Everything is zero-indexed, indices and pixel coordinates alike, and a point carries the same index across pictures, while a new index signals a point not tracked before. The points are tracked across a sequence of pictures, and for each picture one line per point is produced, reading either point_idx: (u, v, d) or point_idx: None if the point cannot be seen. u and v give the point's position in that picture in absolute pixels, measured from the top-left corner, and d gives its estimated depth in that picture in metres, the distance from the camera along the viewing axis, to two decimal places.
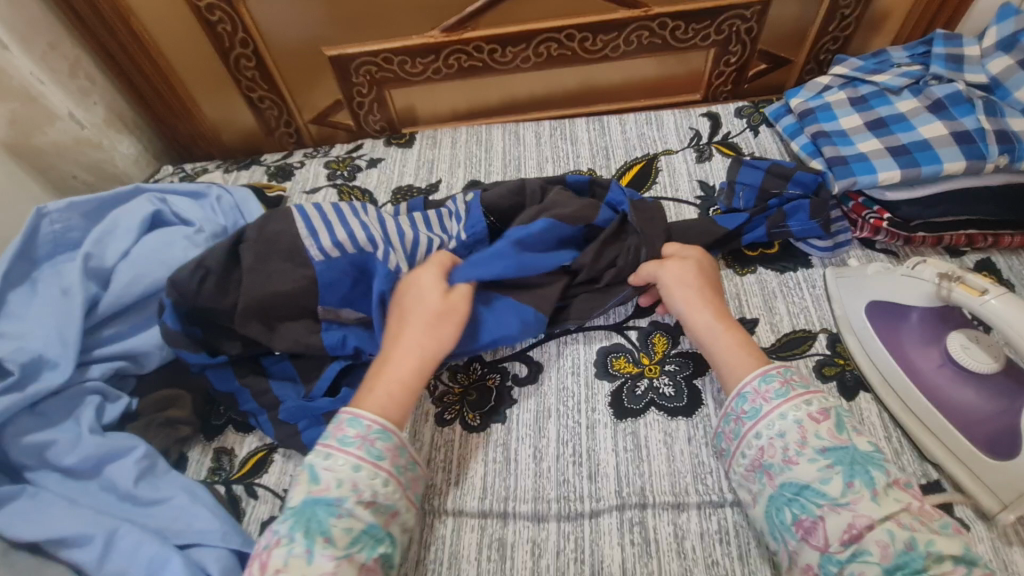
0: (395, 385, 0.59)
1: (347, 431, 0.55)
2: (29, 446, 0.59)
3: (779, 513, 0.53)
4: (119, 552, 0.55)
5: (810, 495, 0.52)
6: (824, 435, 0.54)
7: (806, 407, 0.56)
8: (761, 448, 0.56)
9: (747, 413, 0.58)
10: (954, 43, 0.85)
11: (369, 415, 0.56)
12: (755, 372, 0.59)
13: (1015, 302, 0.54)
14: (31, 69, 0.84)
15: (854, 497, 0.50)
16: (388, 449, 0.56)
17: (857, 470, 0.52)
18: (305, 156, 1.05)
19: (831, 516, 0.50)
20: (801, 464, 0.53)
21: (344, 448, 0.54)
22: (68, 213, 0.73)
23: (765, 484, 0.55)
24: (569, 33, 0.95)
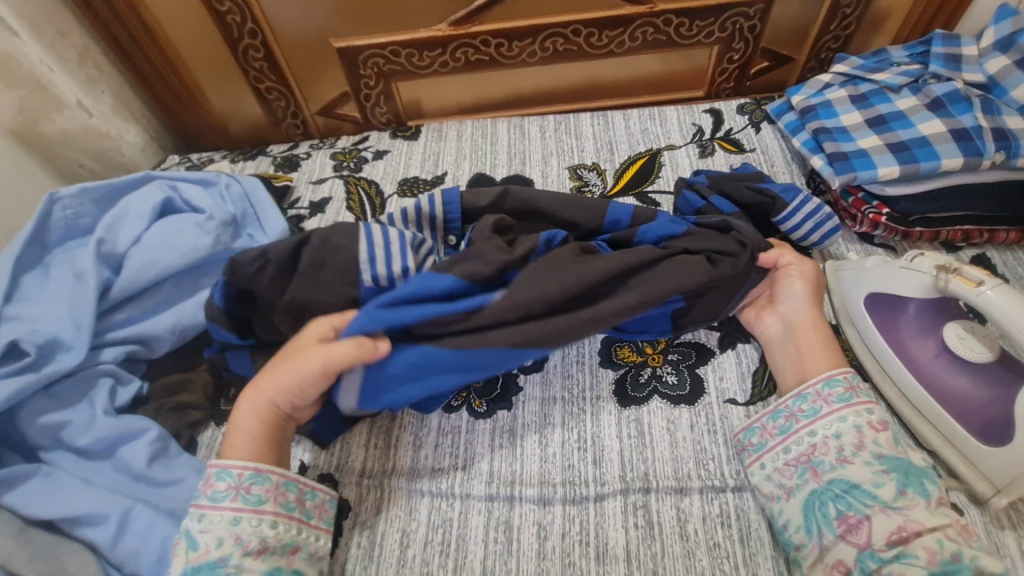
0: (249, 428, 0.58)
1: (218, 486, 0.55)
2: (45, 426, 0.60)
3: (821, 506, 0.57)
4: (133, 531, 0.56)
5: (860, 494, 0.56)
6: (881, 442, 0.59)
7: (866, 415, 0.60)
8: (813, 445, 0.60)
9: (805, 412, 0.62)
10: (952, 43, 0.87)
11: (237, 464, 0.56)
12: (819, 376, 0.63)
13: (1010, 293, 0.55)
14: (40, 56, 0.85)
15: (905, 503, 0.54)
16: (267, 491, 0.56)
17: (911, 480, 0.56)
18: (311, 148, 1.05)
19: (878, 517, 0.54)
20: (855, 464, 0.57)
21: (217, 504, 0.55)
22: (80, 199, 0.73)
23: (809, 478, 0.59)
24: (575, 28, 0.96)
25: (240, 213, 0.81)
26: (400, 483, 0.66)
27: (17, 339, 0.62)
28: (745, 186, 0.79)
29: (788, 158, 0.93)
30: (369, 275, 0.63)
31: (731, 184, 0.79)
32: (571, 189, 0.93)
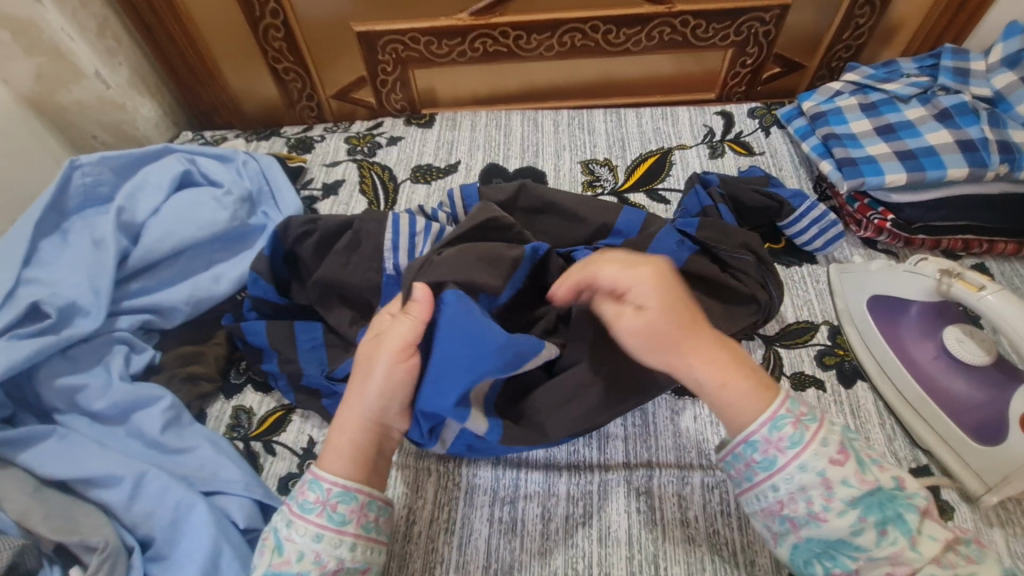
0: (340, 437, 0.54)
1: (307, 496, 0.52)
2: (61, 388, 0.61)
3: (806, 563, 0.51)
4: (147, 494, 0.57)
5: (844, 548, 0.49)
6: (853, 482, 0.49)
7: (825, 451, 0.49)
8: (780, 502, 0.50)
9: (760, 464, 0.51)
10: (960, 58, 0.90)
11: (329, 478, 0.52)
12: (762, 417, 0.51)
13: (1010, 298, 0.58)
14: (61, 24, 0.85)
15: (891, 548, 0.47)
16: (352, 512, 0.52)
17: (888, 515, 0.48)
18: (325, 131, 1.06)
19: (867, 568, 0.48)
20: (830, 520, 0.49)
21: (304, 514, 0.51)
22: (100, 167, 0.74)
23: (788, 532, 0.51)
24: (594, 25, 0.97)
25: (256, 190, 0.82)
26: (408, 462, 0.67)
27: (37, 301, 0.63)
28: (753, 190, 0.79)
29: (796, 163, 0.95)
30: (392, 261, 0.66)
31: (740, 188, 0.79)
32: (583, 183, 0.94)
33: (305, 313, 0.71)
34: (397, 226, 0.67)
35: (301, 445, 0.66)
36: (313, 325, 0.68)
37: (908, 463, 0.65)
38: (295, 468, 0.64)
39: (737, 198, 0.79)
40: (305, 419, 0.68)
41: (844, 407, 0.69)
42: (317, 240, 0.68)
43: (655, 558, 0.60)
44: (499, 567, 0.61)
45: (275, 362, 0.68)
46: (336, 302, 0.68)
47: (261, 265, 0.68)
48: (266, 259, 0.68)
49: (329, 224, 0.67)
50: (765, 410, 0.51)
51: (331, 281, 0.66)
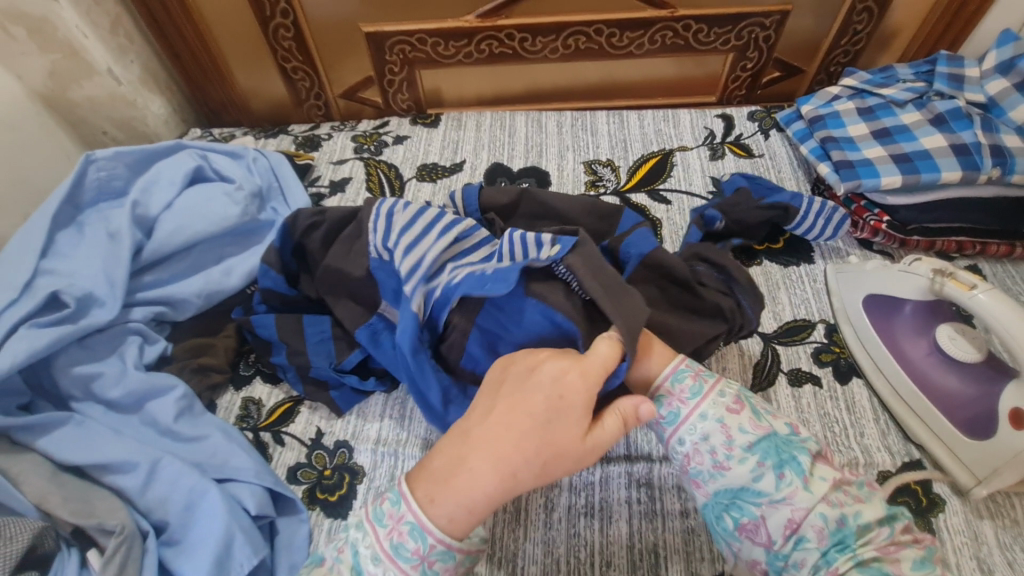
0: (462, 498, 0.45)
1: (408, 542, 0.45)
2: (78, 376, 0.62)
3: (720, 519, 0.52)
4: (162, 480, 0.58)
5: (747, 496, 0.50)
6: (748, 428, 0.52)
7: (722, 401, 0.53)
8: (687, 455, 0.53)
9: (667, 419, 0.55)
10: (956, 64, 0.92)
11: (435, 531, 0.45)
12: (666, 371, 0.57)
13: (1000, 296, 0.60)
14: (76, 22, 0.86)
15: (789, 490, 0.49)
16: (446, 570, 0.46)
17: (782, 458, 0.50)
18: (332, 129, 1.07)
19: (770, 515, 0.49)
20: (732, 469, 0.50)
21: (397, 557, 0.45)
22: (114, 162, 0.76)
23: (697, 490, 0.53)
24: (598, 28, 0.99)
25: (265, 187, 0.84)
26: None
27: (55, 292, 0.64)
28: (754, 208, 0.81)
29: (795, 165, 0.97)
30: (373, 244, 0.63)
31: (739, 210, 0.81)
32: (586, 183, 0.96)
33: (313, 307, 0.72)
34: (381, 211, 0.64)
35: (310, 436, 0.67)
36: (321, 318, 0.70)
37: (901, 457, 0.67)
38: (304, 458, 0.66)
39: (737, 218, 0.80)
40: (313, 410, 0.69)
41: (839, 402, 0.71)
42: (326, 231, 0.69)
43: (654, 548, 0.62)
44: (504, 554, 0.62)
45: (284, 354, 0.70)
46: (343, 296, 0.67)
47: (273, 256, 0.70)
48: (276, 251, 0.70)
49: (336, 214, 0.68)
50: (668, 366, 0.57)
51: (336, 272, 0.66)
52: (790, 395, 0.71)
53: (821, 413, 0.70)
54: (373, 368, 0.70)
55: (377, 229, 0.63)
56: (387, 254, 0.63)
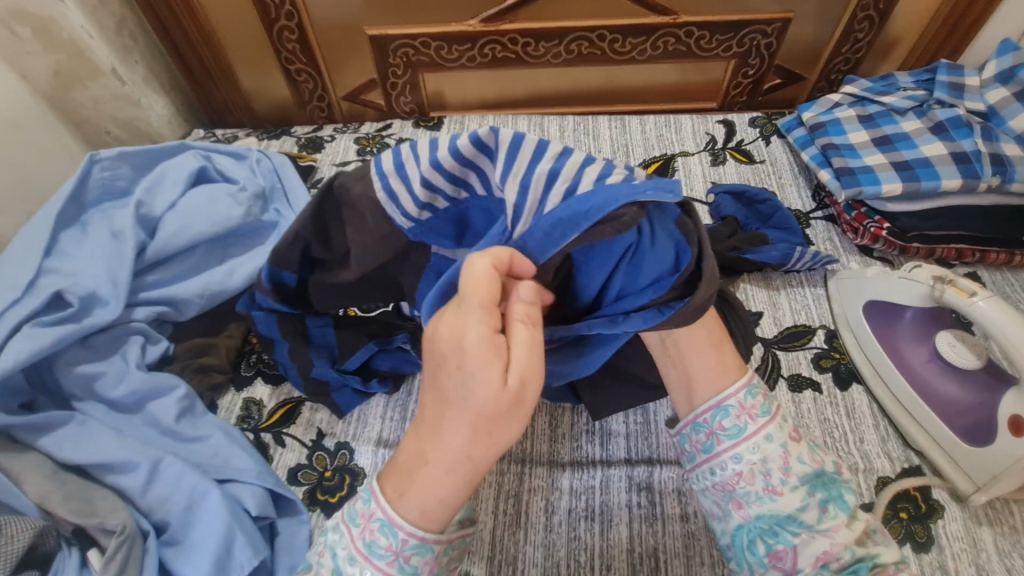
0: (428, 496, 0.40)
1: (379, 541, 0.41)
2: (80, 376, 0.62)
3: (750, 543, 0.47)
4: (163, 479, 0.58)
5: (789, 525, 0.45)
6: (807, 459, 0.47)
7: (786, 425, 0.49)
8: (738, 473, 0.48)
9: (727, 431, 0.49)
10: (956, 73, 0.92)
11: (404, 527, 0.40)
12: (738, 381, 0.50)
13: (999, 304, 0.60)
14: (82, 23, 0.87)
15: (832, 524, 0.45)
16: (426, 562, 0.42)
17: (830, 494, 0.46)
18: (335, 131, 1.08)
19: (806, 546, 0.44)
20: (783, 494, 0.46)
21: (370, 557, 0.41)
22: (118, 161, 0.76)
23: (734, 509, 0.48)
24: (600, 33, 1.00)
25: (268, 187, 0.84)
26: None
27: (59, 291, 0.65)
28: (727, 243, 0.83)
29: (796, 172, 0.98)
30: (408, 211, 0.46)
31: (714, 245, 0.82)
32: None
33: None
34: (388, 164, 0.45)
35: (311, 437, 0.67)
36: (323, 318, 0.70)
37: (900, 464, 0.67)
38: (304, 459, 0.66)
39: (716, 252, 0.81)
40: (315, 411, 0.70)
41: (839, 408, 0.71)
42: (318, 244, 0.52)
43: (655, 552, 0.62)
44: (504, 557, 0.62)
45: (287, 353, 0.68)
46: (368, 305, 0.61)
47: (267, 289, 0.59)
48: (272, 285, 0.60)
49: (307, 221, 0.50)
50: (740, 377, 0.50)
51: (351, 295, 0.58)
52: (791, 400, 0.72)
53: (821, 419, 0.70)
54: (375, 369, 0.70)
55: (396, 195, 0.45)
56: (425, 214, 0.46)
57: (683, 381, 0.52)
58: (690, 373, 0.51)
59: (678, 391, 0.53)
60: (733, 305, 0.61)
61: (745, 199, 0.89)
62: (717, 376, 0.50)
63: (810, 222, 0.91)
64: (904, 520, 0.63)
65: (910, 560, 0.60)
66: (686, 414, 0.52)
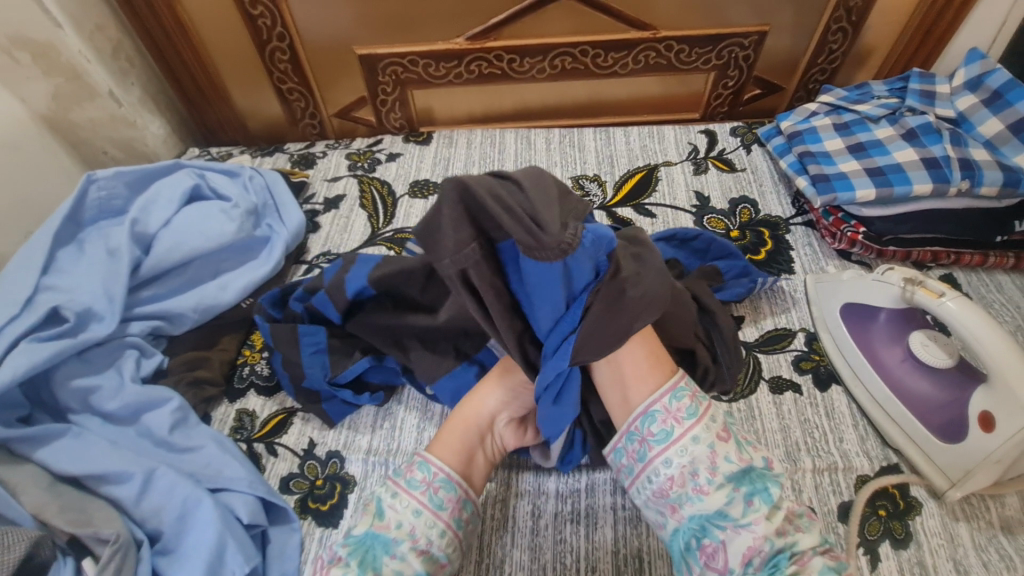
0: (458, 434, 0.61)
1: (416, 474, 0.56)
2: (76, 389, 0.64)
3: (686, 543, 0.51)
4: (156, 490, 0.60)
5: (715, 521, 0.50)
6: (733, 457, 0.52)
7: (713, 426, 0.53)
8: (670, 477, 0.52)
9: (657, 437, 0.54)
10: (927, 81, 0.95)
11: (437, 462, 0.57)
12: (664, 387, 0.56)
13: (967, 303, 0.61)
14: (79, 48, 0.90)
15: (754, 517, 0.49)
16: (449, 500, 0.55)
17: (754, 487, 0.51)
18: (327, 147, 1.10)
19: (732, 540, 0.49)
20: (710, 493, 0.51)
21: (410, 489, 0.55)
22: (114, 181, 0.79)
23: (671, 512, 0.53)
24: (583, 49, 1.03)
25: (261, 204, 0.86)
26: None
27: (55, 307, 0.67)
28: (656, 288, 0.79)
29: (776, 179, 1.00)
30: None
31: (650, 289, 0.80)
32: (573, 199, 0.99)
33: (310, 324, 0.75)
34: None
35: (302, 446, 0.69)
36: (316, 330, 0.72)
37: (878, 462, 0.69)
38: (296, 468, 0.67)
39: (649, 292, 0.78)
40: (306, 421, 0.71)
41: (819, 409, 0.73)
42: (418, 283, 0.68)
43: (639, 553, 0.63)
44: (491, 561, 0.63)
45: (278, 361, 0.72)
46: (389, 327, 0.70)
47: (340, 298, 0.71)
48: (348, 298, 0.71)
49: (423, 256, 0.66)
50: (666, 382, 0.56)
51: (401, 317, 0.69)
52: (771, 402, 0.73)
53: (801, 419, 0.72)
54: (368, 383, 0.72)
55: None
56: None
57: (617, 378, 0.59)
58: (625, 374, 0.58)
59: (614, 391, 0.59)
60: (720, 328, 0.74)
61: (676, 241, 0.85)
62: (648, 381, 0.57)
63: (790, 228, 0.93)
64: (882, 517, 0.64)
65: (888, 557, 0.61)
66: (622, 423, 0.58)
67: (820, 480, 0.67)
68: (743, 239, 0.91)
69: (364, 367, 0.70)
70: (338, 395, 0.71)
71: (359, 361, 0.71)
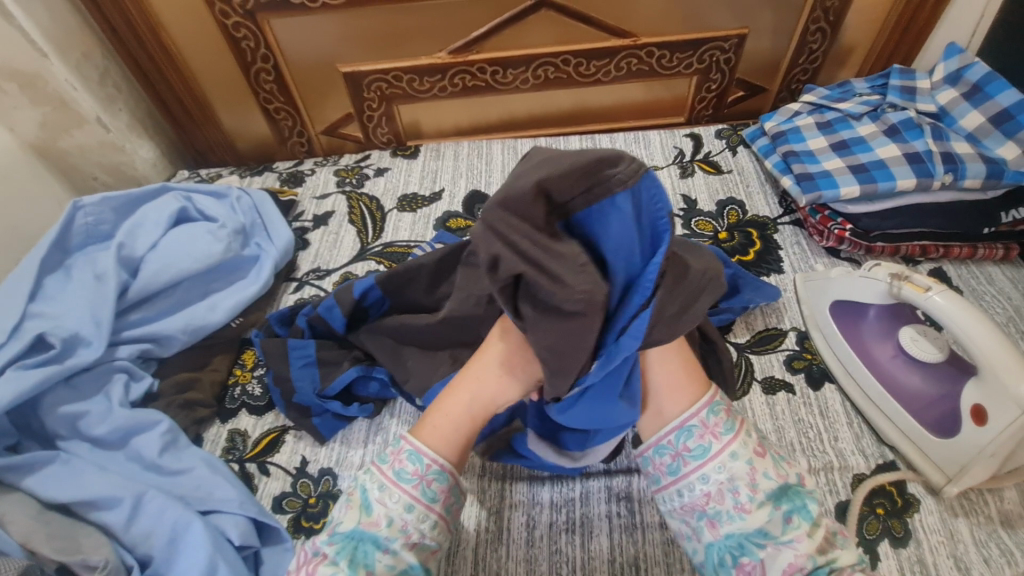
0: (451, 423, 0.55)
1: (407, 465, 0.51)
2: (64, 416, 0.64)
3: (722, 560, 0.50)
4: (146, 514, 0.60)
5: (753, 538, 0.49)
6: (771, 474, 0.51)
7: (750, 441, 0.52)
8: (707, 493, 0.51)
9: (693, 451, 0.52)
10: (908, 77, 0.96)
11: (429, 452, 0.52)
12: (701, 400, 0.54)
13: (954, 296, 0.61)
14: (66, 76, 0.90)
15: (795, 534, 0.48)
16: (442, 491, 0.52)
17: (794, 505, 0.50)
18: (316, 165, 1.11)
19: (773, 558, 0.48)
20: (752, 511, 0.49)
21: (400, 481, 0.51)
22: (101, 206, 0.80)
23: (705, 528, 0.51)
24: (565, 58, 1.04)
25: (249, 223, 0.86)
26: None
27: (42, 334, 0.67)
28: None
29: (762, 180, 1.01)
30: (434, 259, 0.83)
31: None
32: None
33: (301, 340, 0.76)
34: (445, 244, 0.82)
35: (295, 465, 0.68)
36: (305, 343, 0.72)
37: (875, 460, 0.68)
38: (288, 487, 0.66)
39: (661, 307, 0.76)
40: (299, 438, 0.70)
41: (812, 408, 0.73)
42: (422, 284, 0.71)
43: (635, 560, 0.63)
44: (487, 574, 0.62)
45: (269, 377, 0.72)
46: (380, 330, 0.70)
47: (347, 300, 0.71)
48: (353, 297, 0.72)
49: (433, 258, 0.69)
50: (702, 396, 0.54)
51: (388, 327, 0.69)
52: (765, 402, 0.73)
53: (796, 419, 0.71)
54: (356, 395, 0.72)
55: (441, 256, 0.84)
56: None
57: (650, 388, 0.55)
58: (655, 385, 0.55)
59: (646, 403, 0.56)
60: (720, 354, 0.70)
61: None
62: (680, 394, 0.54)
63: (778, 227, 0.93)
64: (881, 515, 0.63)
65: (887, 556, 0.60)
66: (649, 435, 0.56)
67: (816, 480, 0.66)
68: (731, 240, 0.91)
69: (352, 377, 0.70)
70: (329, 408, 0.70)
71: (348, 370, 0.70)
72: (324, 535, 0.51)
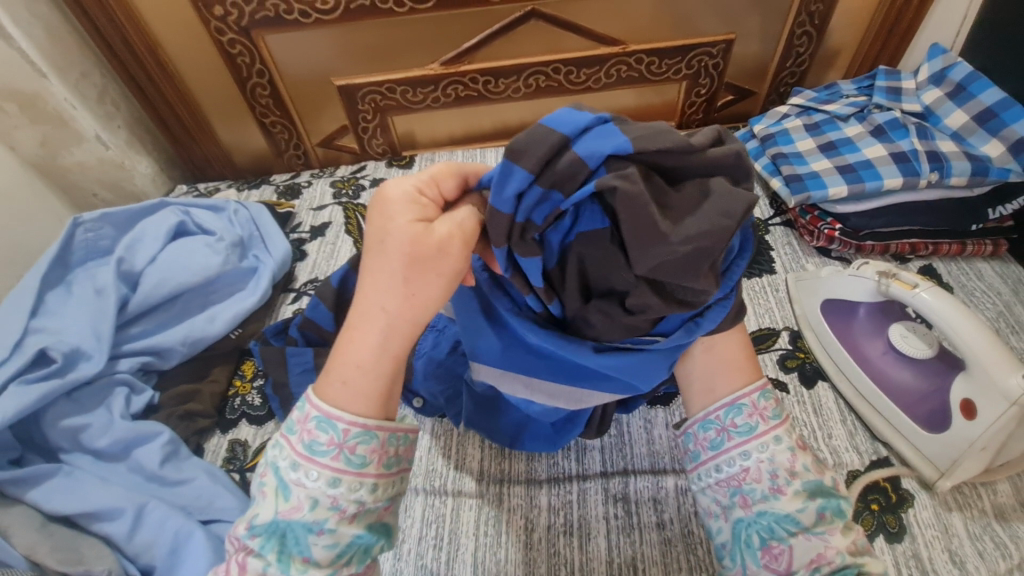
0: (362, 372, 0.40)
1: (318, 436, 0.39)
2: (66, 429, 0.65)
3: (746, 542, 0.46)
4: (148, 524, 0.60)
5: (783, 523, 0.44)
6: (813, 467, 0.47)
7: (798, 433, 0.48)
8: (745, 470, 0.47)
9: (739, 428, 0.48)
10: (894, 78, 0.98)
11: (342, 416, 0.39)
12: (756, 384, 0.50)
13: (940, 293, 0.62)
14: (65, 95, 0.92)
15: (828, 527, 0.44)
16: (374, 451, 0.40)
17: (830, 500, 0.45)
18: (312, 177, 1.12)
19: (802, 547, 0.43)
20: (787, 496, 0.45)
21: (314, 456, 0.39)
22: (101, 223, 0.82)
23: (737, 506, 0.47)
24: (556, 67, 1.06)
25: (246, 235, 0.88)
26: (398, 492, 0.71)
27: (44, 349, 0.69)
28: None
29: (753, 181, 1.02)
30: None
31: None
32: None
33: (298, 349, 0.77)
34: None
35: None
36: (302, 350, 0.73)
37: (869, 457, 0.69)
38: None
39: None
40: None
41: (806, 406, 0.73)
42: None
43: (633, 561, 0.63)
44: None
45: (268, 386, 0.73)
46: None
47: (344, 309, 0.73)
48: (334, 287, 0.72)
49: None
50: (755, 382, 0.50)
51: None
52: None
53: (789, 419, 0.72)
54: None
55: None
56: None
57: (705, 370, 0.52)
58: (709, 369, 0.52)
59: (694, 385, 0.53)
60: None
61: None
62: (734, 375, 0.51)
63: (769, 228, 0.94)
64: (876, 511, 0.64)
65: (883, 551, 0.61)
66: (695, 413, 0.52)
67: None
68: None
69: None
70: None
71: None
72: (243, 526, 0.40)
